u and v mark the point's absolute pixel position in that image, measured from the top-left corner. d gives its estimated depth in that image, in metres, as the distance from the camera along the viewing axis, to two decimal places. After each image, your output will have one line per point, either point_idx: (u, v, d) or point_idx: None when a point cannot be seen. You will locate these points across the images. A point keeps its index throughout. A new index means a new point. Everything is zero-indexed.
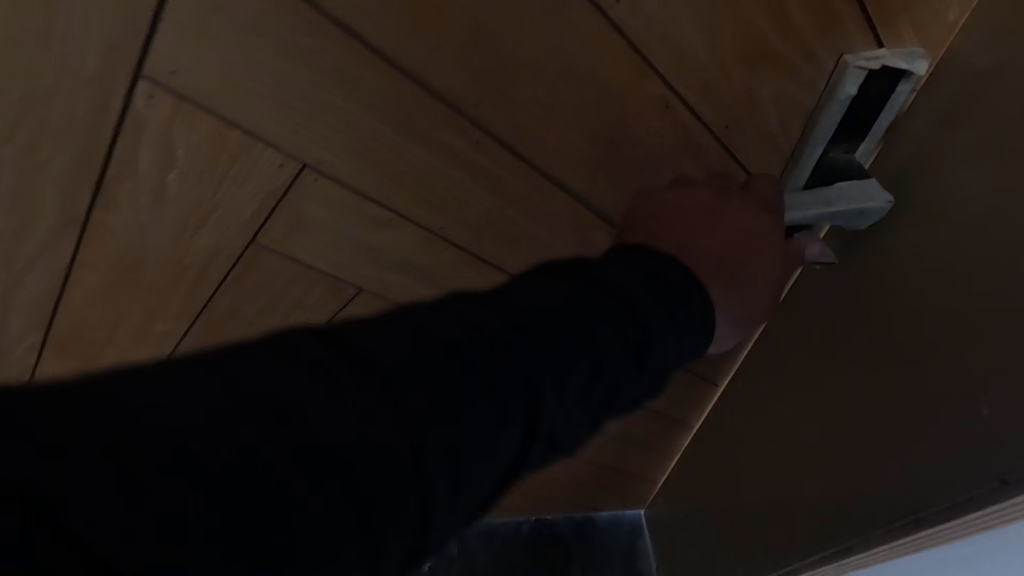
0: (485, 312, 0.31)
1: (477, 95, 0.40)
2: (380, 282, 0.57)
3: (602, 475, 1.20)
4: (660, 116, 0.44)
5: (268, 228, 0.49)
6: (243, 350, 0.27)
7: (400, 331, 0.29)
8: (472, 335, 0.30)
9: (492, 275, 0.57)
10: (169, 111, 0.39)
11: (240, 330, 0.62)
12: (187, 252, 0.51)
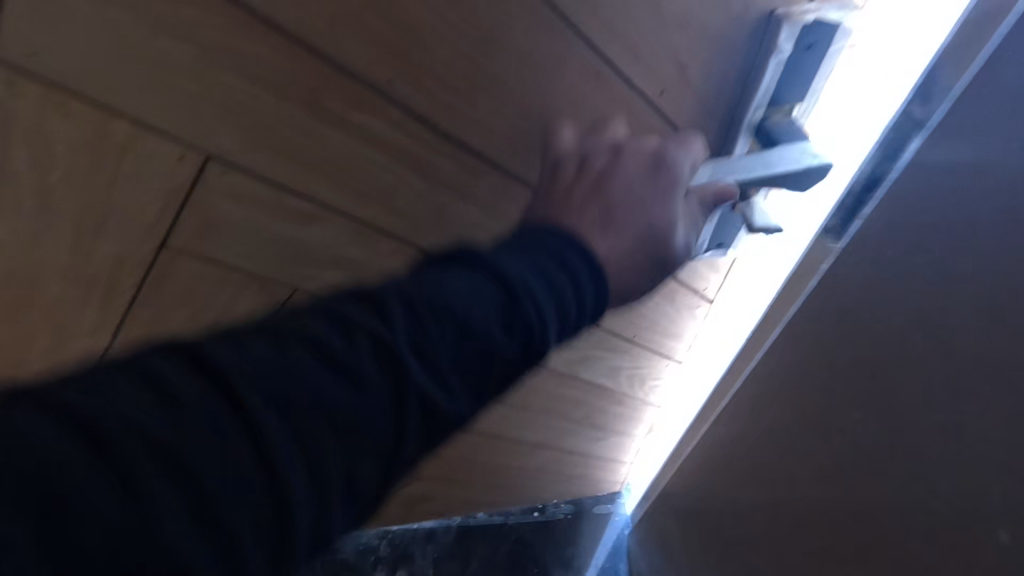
0: (321, 336, 0.28)
1: (391, 68, 0.37)
2: (316, 283, 0.51)
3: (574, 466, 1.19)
4: (588, 80, 0.44)
5: (173, 237, 0.44)
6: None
7: (216, 360, 0.26)
8: (321, 359, 0.27)
9: None
10: (36, 105, 0.34)
11: None
12: (81, 268, 0.43)
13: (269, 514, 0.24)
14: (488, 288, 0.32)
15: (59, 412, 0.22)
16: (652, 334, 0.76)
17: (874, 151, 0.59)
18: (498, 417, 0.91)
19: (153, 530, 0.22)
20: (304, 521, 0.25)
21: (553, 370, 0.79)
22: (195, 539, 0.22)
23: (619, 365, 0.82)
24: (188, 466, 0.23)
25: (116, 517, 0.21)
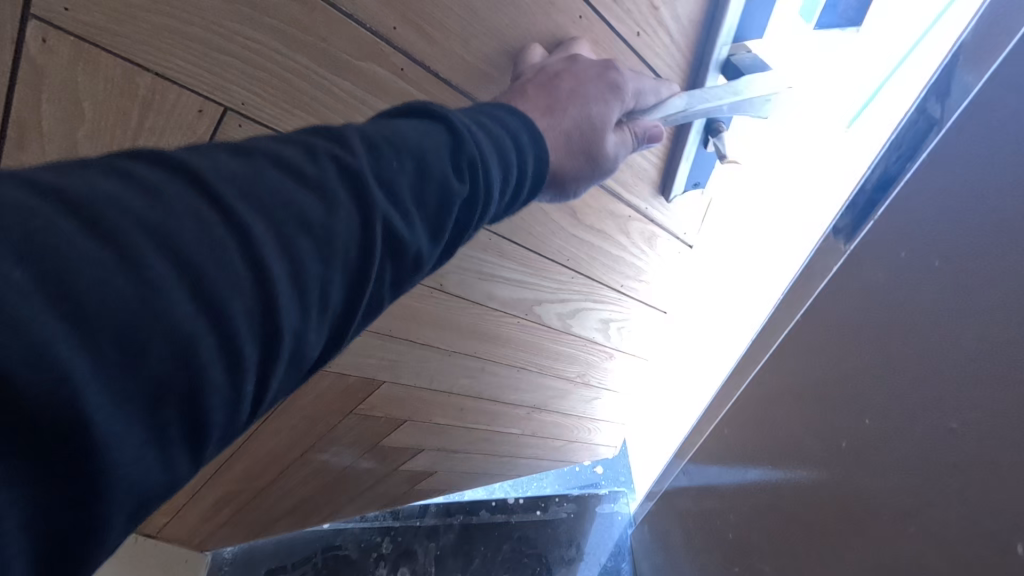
0: (288, 155, 0.31)
1: (394, 16, 0.40)
2: None
3: (569, 425, 1.25)
4: (575, 28, 0.46)
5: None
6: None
7: (192, 167, 0.28)
8: (291, 172, 0.31)
9: None
10: (69, 57, 0.37)
11: None
12: None
13: (257, 301, 0.28)
14: (438, 133, 0.37)
15: (46, 189, 0.24)
16: (640, 285, 0.81)
17: (886, 151, 0.52)
18: (495, 377, 0.95)
19: (155, 291, 0.25)
20: (289, 309, 0.29)
21: (546, 325, 0.84)
22: (195, 310, 0.26)
23: (609, 318, 0.87)
24: (184, 247, 0.26)
25: (124, 279, 0.24)
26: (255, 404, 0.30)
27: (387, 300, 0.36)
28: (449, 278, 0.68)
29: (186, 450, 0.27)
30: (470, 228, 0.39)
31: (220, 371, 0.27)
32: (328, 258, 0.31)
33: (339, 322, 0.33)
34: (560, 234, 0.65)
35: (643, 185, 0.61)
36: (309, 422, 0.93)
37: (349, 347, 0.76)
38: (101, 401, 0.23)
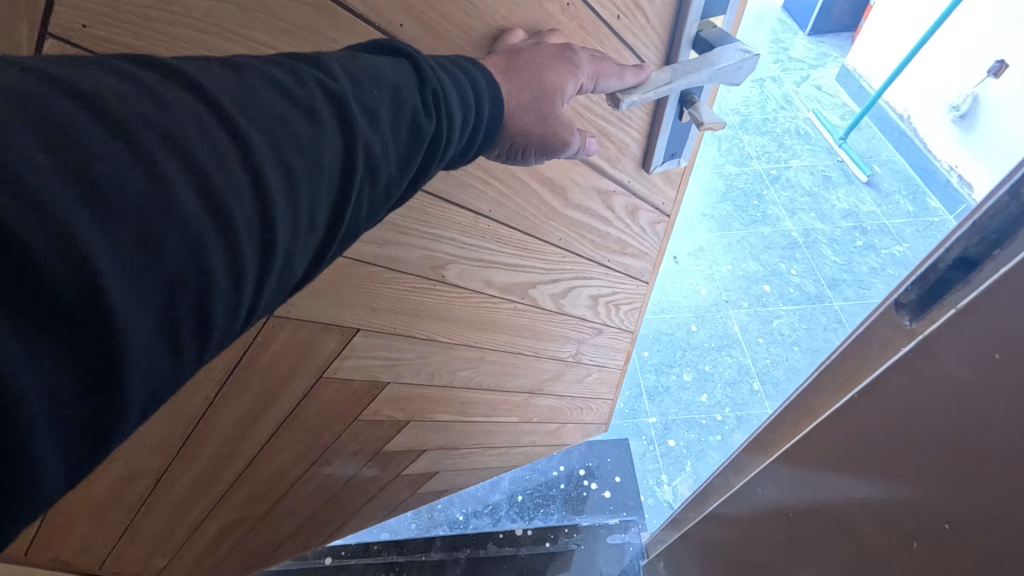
0: (278, 76, 0.33)
1: (398, 12, 0.42)
2: None
3: (565, 405, 1.29)
4: (563, 14, 0.48)
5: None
6: (20, 87, 0.24)
7: (191, 79, 0.29)
8: (281, 95, 0.32)
9: (438, 209, 0.60)
10: None
11: None
12: None
13: (254, 210, 0.30)
14: (407, 65, 0.38)
15: (64, 85, 0.26)
16: (625, 259, 0.85)
17: (965, 231, 0.37)
18: (494, 366, 0.98)
19: (169, 191, 0.27)
20: (282, 221, 0.31)
21: (541, 307, 0.87)
22: (198, 211, 0.27)
23: (597, 295, 0.91)
24: (186, 148, 0.28)
25: (140, 178, 0.26)
26: (249, 312, 0.32)
27: (362, 228, 0.38)
28: (450, 269, 0.70)
29: (193, 345, 0.29)
30: (436, 162, 0.40)
31: (223, 271, 0.29)
32: (315, 182, 0.33)
33: (322, 242, 0.35)
34: (552, 215, 0.69)
35: (626, 159, 0.64)
36: (312, 435, 0.93)
37: (354, 351, 0.77)
38: (119, 286, 0.25)
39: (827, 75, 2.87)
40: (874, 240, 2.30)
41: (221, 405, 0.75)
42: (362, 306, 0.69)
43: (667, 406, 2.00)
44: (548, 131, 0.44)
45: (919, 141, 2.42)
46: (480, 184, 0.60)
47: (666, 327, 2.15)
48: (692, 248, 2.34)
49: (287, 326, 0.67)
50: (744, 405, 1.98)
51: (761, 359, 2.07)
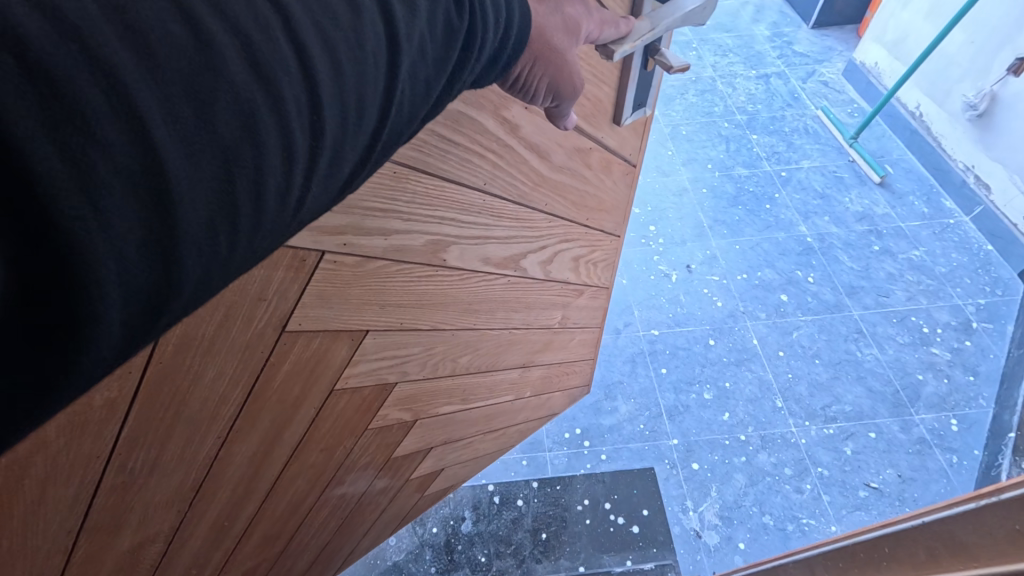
0: None
1: None
2: (341, 234, 0.56)
3: (555, 373, 1.33)
4: None
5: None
6: None
7: None
8: None
9: (440, 189, 0.60)
10: None
11: (210, 359, 0.58)
12: None
13: (304, 91, 0.27)
14: None
15: None
16: (601, 216, 0.90)
17: None
18: (493, 346, 0.99)
19: (214, 52, 0.25)
20: (331, 107, 0.28)
21: (533, 277, 0.89)
22: (250, 85, 0.25)
23: (578, 256, 0.95)
24: (233, 14, 0.25)
25: (186, 36, 0.24)
26: (298, 209, 0.30)
27: (401, 135, 0.35)
28: (450, 252, 0.70)
29: (246, 231, 0.27)
30: (470, 64, 0.36)
31: (275, 152, 0.27)
32: (362, 67, 0.30)
33: (368, 145, 0.32)
34: (539, 181, 0.71)
35: (600, 114, 0.68)
36: (327, 455, 0.90)
37: (363, 355, 0.75)
38: (173, 150, 0.23)
39: (831, 71, 3.28)
40: (889, 244, 2.56)
41: (234, 441, 0.71)
42: (370, 304, 0.68)
43: (688, 426, 2.09)
44: (569, 60, 0.45)
45: (932, 141, 2.71)
46: (474, 159, 0.60)
47: (682, 341, 2.29)
48: (705, 255, 2.53)
49: (298, 341, 0.64)
50: (768, 424, 2.09)
51: (783, 372, 2.20)
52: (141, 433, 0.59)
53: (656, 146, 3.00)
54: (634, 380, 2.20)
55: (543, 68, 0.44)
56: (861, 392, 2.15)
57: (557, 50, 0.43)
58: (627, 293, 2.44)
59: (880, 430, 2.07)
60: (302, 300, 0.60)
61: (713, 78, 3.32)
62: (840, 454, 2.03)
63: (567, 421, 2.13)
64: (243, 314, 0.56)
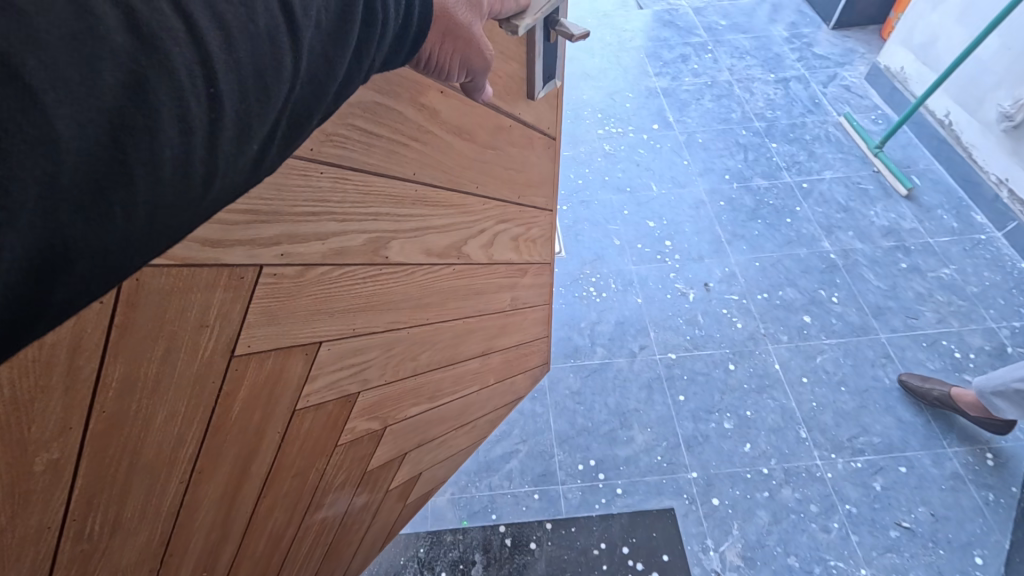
0: None
1: None
2: (278, 245, 0.55)
3: (514, 353, 1.34)
4: None
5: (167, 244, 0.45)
6: None
7: None
8: None
9: (372, 185, 0.60)
10: None
11: (158, 400, 0.54)
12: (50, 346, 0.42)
13: (199, 66, 0.27)
14: None
15: None
16: (531, 192, 0.92)
17: None
18: (448, 337, 0.98)
19: (96, 21, 0.24)
20: (228, 80, 0.28)
21: (477, 262, 0.90)
22: (139, 54, 0.25)
23: (515, 236, 0.97)
24: None
25: (64, 6, 0.23)
26: (205, 185, 0.29)
27: (310, 119, 0.34)
28: (391, 248, 0.70)
29: (146, 207, 0.26)
30: (373, 45, 0.36)
31: (172, 126, 0.26)
32: (258, 43, 0.29)
33: (276, 119, 0.31)
34: (467, 164, 0.73)
35: (513, 89, 0.70)
36: (299, 481, 0.87)
37: (321, 369, 0.73)
38: (64, 120, 0.22)
39: (854, 75, 2.90)
40: (918, 261, 2.21)
41: (198, 484, 0.67)
42: (320, 313, 0.66)
43: (708, 458, 1.76)
44: (476, 35, 0.46)
45: (963, 151, 2.38)
46: (399, 150, 0.61)
47: (701, 365, 1.96)
48: (723, 273, 2.18)
49: (250, 363, 0.62)
50: (791, 456, 1.76)
51: (807, 402, 1.87)
52: (89, 491, 0.54)
53: (671, 154, 2.59)
54: (651, 408, 1.87)
55: (450, 46, 0.46)
56: (891, 423, 1.82)
57: (464, 26, 0.45)
58: (641, 311, 2.10)
59: (911, 464, 1.75)
60: (247, 319, 0.57)
61: (729, 80, 2.92)
62: (868, 491, 1.70)
63: (579, 450, 1.79)
64: (187, 344, 0.53)
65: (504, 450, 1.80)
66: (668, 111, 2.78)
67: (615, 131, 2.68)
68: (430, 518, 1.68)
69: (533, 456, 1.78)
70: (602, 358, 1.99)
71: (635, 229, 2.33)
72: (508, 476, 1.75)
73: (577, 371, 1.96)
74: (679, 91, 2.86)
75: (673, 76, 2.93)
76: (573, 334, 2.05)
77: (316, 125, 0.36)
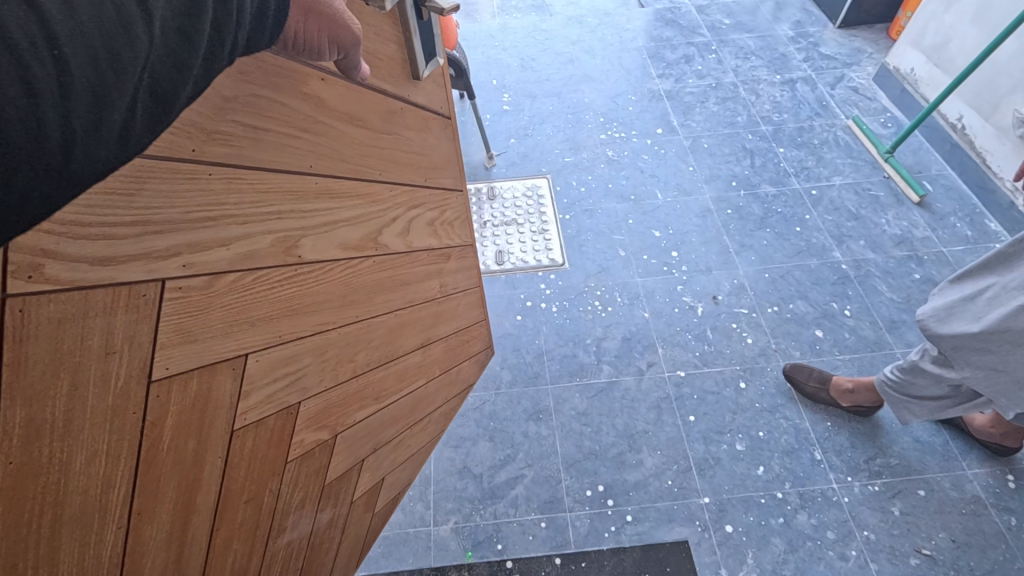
0: None
1: None
2: (178, 257, 0.53)
3: (454, 340, 1.35)
4: None
5: (47, 269, 0.43)
6: None
7: None
8: None
9: (270, 182, 0.60)
10: None
11: (76, 442, 0.51)
12: None
13: (40, 30, 0.28)
14: None
15: None
16: (438, 174, 0.94)
17: None
18: (382, 332, 0.98)
19: None
20: (74, 46, 0.29)
21: (396, 251, 0.90)
22: None
23: (430, 220, 0.97)
24: None
25: None
26: (64, 149, 0.30)
27: (177, 95, 0.36)
28: (304, 246, 0.69)
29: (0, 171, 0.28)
30: (231, 22, 0.38)
31: (15, 87, 0.27)
32: (104, 13, 0.31)
33: (135, 91, 0.33)
34: (365, 151, 0.73)
35: (395, 71, 0.71)
36: (255, 507, 0.84)
37: (253, 383, 0.71)
38: None
39: (863, 74, 2.77)
40: (933, 272, 2.08)
41: (140, 528, 0.64)
42: (240, 324, 0.64)
43: (720, 482, 1.66)
44: (339, 10, 0.48)
45: (976, 155, 2.25)
46: (290, 144, 0.60)
47: (711, 384, 1.85)
48: (733, 286, 2.08)
49: (173, 387, 0.59)
50: (807, 479, 1.66)
51: (821, 421, 1.76)
52: (14, 553, 0.50)
53: (675, 161, 2.47)
54: (660, 430, 1.76)
55: (315, 24, 0.47)
56: (908, 443, 1.71)
57: (326, 3, 0.46)
58: (647, 326, 1.99)
59: (930, 487, 1.63)
60: (160, 340, 0.55)
61: (734, 82, 2.79)
62: (887, 516, 1.59)
63: (587, 475, 1.69)
64: (95, 375, 0.50)
65: (508, 476, 1.69)
66: (672, 113, 2.65)
67: (619, 136, 2.57)
68: (432, 548, 1.58)
69: (540, 481, 1.68)
70: (609, 377, 1.88)
71: (640, 240, 2.22)
72: (514, 503, 1.64)
73: (583, 392, 1.85)
74: (682, 94, 2.74)
75: (676, 78, 2.81)
76: (578, 351, 1.95)
77: (186, 101, 0.37)
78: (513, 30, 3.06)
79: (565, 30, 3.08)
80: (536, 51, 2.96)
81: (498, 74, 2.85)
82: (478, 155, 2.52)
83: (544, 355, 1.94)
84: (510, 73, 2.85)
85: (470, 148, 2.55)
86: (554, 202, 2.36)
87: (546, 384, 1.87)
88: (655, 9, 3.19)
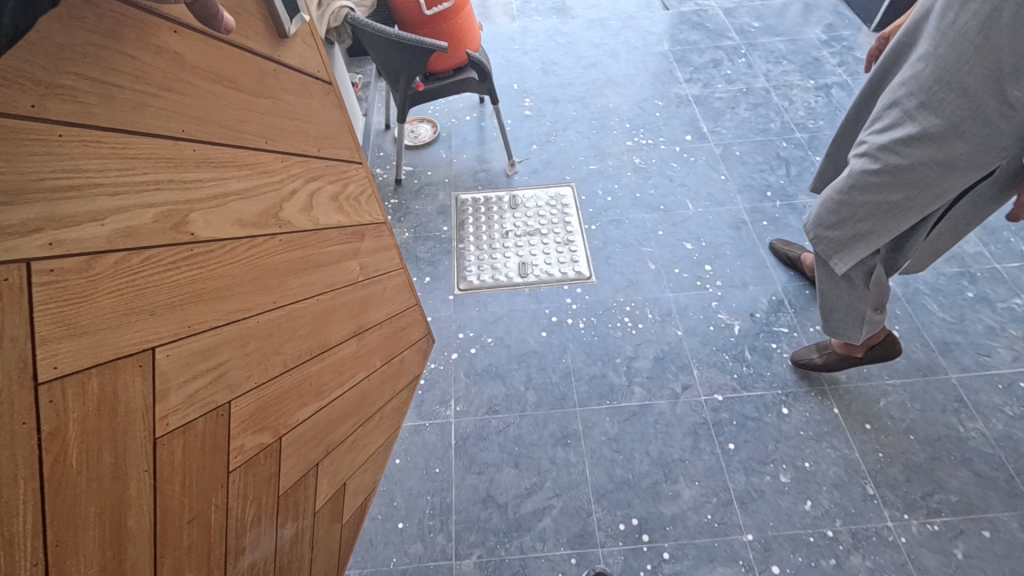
0: None
1: None
2: (41, 234, 0.47)
3: (392, 325, 1.32)
4: None
5: None
6: None
7: None
8: None
9: (138, 147, 0.54)
10: None
11: None
12: None
13: None
14: None
15: None
16: (330, 143, 0.91)
17: None
18: (307, 318, 0.92)
19: None
20: None
21: (304, 228, 0.86)
22: None
23: (332, 194, 0.93)
24: None
25: None
26: None
27: None
28: (195, 222, 0.63)
29: None
30: None
31: None
32: None
33: None
34: (243, 115, 0.68)
35: (258, 31, 0.69)
36: (202, 528, 0.76)
37: (168, 381, 0.64)
38: None
39: None
40: (988, 291, 1.80)
41: (62, 565, 0.56)
42: (139, 312, 0.58)
43: (764, 518, 1.44)
44: None
45: None
46: (151, 103, 0.55)
47: (751, 409, 1.62)
48: (773, 301, 1.86)
49: (69, 391, 0.52)
50: (859, 517, 1.42)
51: (873, 453, 1.52)
52: None
53: (705, 169, 2.29)
54: (697, 459, 1.55)
55: None
56: (969, 477, 1.46)
57: None
58: (680, 345, 1.78)
59: (997, 528, 1.38)
60: (41, 332, 0.48)
61: (766, 87, 2.62)
62: (950, 560, 1.35)
63: (619, 507, 1.48)
64: None
65: (536, 506, 1.49)
66: (701, 120, 2.49)
67: (646, 142, 2.41)
68: None
69: (567, 514, 1.48)
70: (641, 400, 1.67)
71: (671, 252, 2.02)
72: (541, 537, 1.44)
73: (613, 415, 1.64)
74: (711, 98, 2.58)
75: (704, 82, 2.66)
76: (607, 371, 1.74)
77: None
78: (534, 33, 2.98)
79: (588, 33, 2.97)
80: (557, 55, 2.85)
81: (519, 78, 2.74)
82: (499, 161, 2.36)
83: (571, 374, 1.74)
84: (531, 78, 2.74)
85: (491, 152, 2.40)
86: (580, 212, 2.17)
87: (573, 407, 1.67)
88: (680, 12, 3.06)
